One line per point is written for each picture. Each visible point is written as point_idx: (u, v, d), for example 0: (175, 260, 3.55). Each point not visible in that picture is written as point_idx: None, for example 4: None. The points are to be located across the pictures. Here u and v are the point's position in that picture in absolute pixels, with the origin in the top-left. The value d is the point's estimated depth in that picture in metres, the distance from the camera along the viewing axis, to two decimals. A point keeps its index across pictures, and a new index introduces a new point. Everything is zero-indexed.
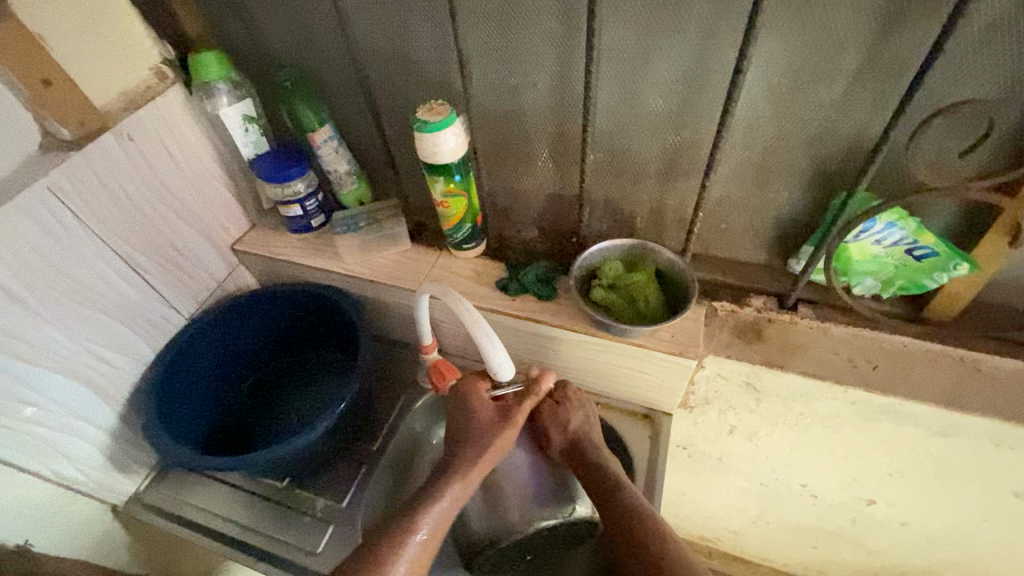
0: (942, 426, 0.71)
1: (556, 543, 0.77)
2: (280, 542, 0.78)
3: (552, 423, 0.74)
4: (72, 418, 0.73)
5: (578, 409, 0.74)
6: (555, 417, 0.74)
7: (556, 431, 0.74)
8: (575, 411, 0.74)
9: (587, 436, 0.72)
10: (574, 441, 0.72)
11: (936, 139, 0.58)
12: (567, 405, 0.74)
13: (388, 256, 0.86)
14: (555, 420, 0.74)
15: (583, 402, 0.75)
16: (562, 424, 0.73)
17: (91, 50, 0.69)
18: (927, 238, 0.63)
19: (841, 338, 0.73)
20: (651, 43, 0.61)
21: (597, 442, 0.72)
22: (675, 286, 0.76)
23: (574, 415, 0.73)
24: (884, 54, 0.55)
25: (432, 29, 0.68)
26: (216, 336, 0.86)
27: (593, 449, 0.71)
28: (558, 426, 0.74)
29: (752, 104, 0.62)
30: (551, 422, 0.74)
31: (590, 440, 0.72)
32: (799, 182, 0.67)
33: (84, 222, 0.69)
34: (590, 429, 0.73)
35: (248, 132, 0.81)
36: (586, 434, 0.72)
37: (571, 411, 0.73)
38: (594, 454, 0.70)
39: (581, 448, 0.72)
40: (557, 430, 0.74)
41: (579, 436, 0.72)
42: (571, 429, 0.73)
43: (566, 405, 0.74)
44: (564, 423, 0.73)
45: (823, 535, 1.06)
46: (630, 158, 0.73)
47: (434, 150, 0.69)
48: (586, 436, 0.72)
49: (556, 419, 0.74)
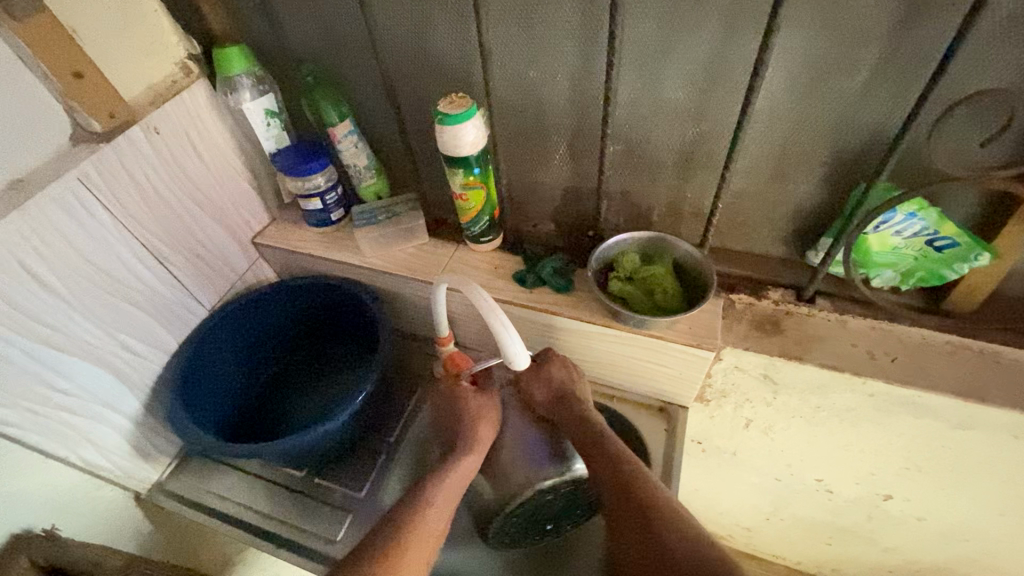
0: (962, 419, 0.70)
1: (569, 512, 0.77)
2: (299, 529, 0.79)
3: (533, 385, 0.76)
4: (98, 405, 0.74)
5: (559, 367, 0.75)
6: (538, 378, 0.76)
7: (539, 390, 0.76)
8: (556, 369, 0.75)
9: (569, 391, 0.74)
10: (557, 398, 0.74)
11: (957, 130, 0.58)
12: (548, 364, 0.76)
13: (407, 249, 0.87)
14: (539, 379, 0.76)
15: (565, 362, 0.76)
16: (545, 385, 0.75)
17: (120, 45, 0.71)
18: (948, 229, 0.63)
19: (860, 331, 0.73)
20: (672, 35, 0.62)
21: (582, 398, 0.74)
22: (693, 278, 0.77)
23: (555, 373, 0.75)
24: (905, 45, 0.55)
25: (454, 23, 0.69)
26: (237, 327, 0.87)
27: (577, 404, 0.73)
28: (540, 386, 0.75)
29: (772, 96, 0.63)
30: (533, 382, 0.76)
31: (573, 395, 0.74)
32: (818, 174, 0.68)
33: (112, 213, 0.70)
34: (573, 385, 0.75)
35: (270, 127, 0.83)
36: (569, 391, 0.74)
37: (552, 371, 0.75)
38: (576, 408, 0.72)
39: (564, 404, 0.73)
40: (540, 390, 0.75)
41: (563, 393, 0.74)
42: (555, 386, 0.75)
43: (548, 366, 0.75)
44: (547, 382, 0.75)
45: (837, 531, 1.06)
46: (649, 151, 0.73)
47: (455, 141, 0.70)
48: (570, 392, 0.74)
49: (539, 380, 0.75)
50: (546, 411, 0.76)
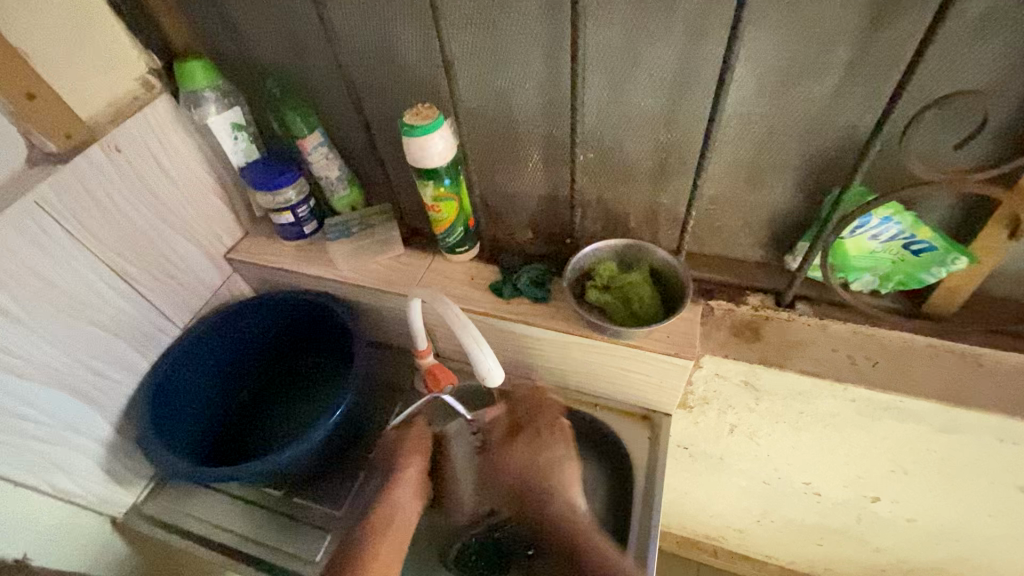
0: (944, 423, 0.70)
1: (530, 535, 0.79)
2: (279, 550, 0.78)
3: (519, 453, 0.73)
4: (68, 432, 0.73)
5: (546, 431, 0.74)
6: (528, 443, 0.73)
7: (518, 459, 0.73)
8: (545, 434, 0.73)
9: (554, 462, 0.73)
10: (538, 470, 0.72)
11: (930, 133, 0.57)
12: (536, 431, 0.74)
13: (382, 262, 0.86)
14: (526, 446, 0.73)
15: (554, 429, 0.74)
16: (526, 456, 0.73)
17: (76, 62, 0.69)
18: (924, 233, 0.62)
19: (840, 335, 0.72)
20: (639, 41, 0.60)
21: (564, 471, 0.72)
22: (671, 286, 0.75)
23: (542, 441, 0.73)
24: (875, 48, 0.54)
25: (418, 33, 0.68)
26: (212, 346, 0.85)
27: (557, 478, 0.72)
28: (524, 455, 0.73)
29: (743, 100, 0.61)
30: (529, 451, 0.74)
31: (556, 470, 0.72)
32: (793, 178, 0.66)
33: (75, 237, 0.69)
34: (559, 458, 0.72)
35: (237, 140, 0.81)
36: (552, 463, 0.72)
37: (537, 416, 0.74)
38: (555, 484, 0.72)
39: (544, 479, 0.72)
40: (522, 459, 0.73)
41: (547, 468, 0.72)
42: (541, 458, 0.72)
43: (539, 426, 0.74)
44: (535, 451, 0.73)
45: (827, 532, 1.06)
46: (622, 157, 0.72)
47: (423, 153, 0.69)
48: (556, 467, 0.72)
49: (524, 448, 0.73)
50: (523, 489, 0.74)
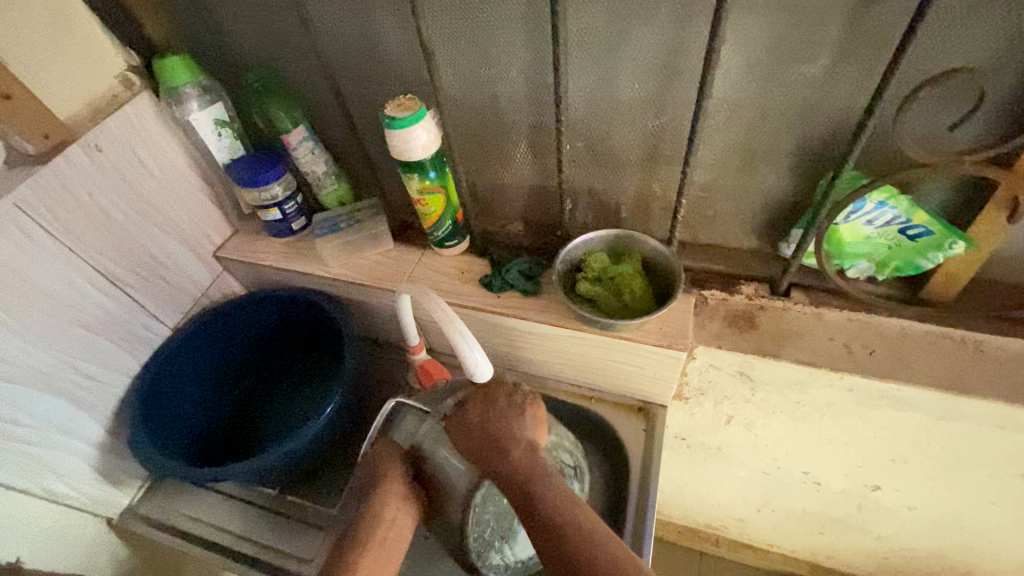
0: (944, 411, 0.68)
1: None
2: (273, 548, 0.78)
3: (455, 435, 0.64)
4: (59, 434, 0.73)
5: (482, 407, 0.64)
6: (458, 418, 0.65)
7: (462, 442, 0.63)
8: (475, 410, 0.64)
9: (501, 429, 0.62)
10: (482, 444, 0.61)
11: (926, 112, 0.54)
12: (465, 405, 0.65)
13: (371, 257, 0.85)
14: (459, 426, 0.64)
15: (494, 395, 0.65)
16: (471, 428, 0.63)
17: (51, 61, 0.67)
18: (920, 217, 0.60)
19: (837, 324, 0.70)
20: (622, 25, 0.59)
21: (515, 436, 0.61)
22: (663, 276, 0.74)
23: (477, 414, 0.63)
24: (866, 26, 0.52)
25: (398, 21, 0.66)
26: (202, 345, 0.85)
27: (504, 447, 0.60)
28: (462, 435, 0.64)
29: (731, 83, 0.59)
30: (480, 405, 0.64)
31: (504, 440, 0.61)
32: (786, 163, 0.65)
33: (57, 238, 0.68)
34: (506, 425, 0.62)
35: (222, 137, 0.80)
36: (494, 432, 0.61)
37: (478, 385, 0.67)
38: (501, 451, 0.60)
39: (489, 448, 0.61)
40: (460, 439, 0.64)
41: (489, 440, 0.61)
42: (475, 435, 0.62)
43: (471, 409, 0.64)
44: (470, 425, 0.63)
45: (828, 521, 1.05)
46: (610, 145, 0.70)
47: (406, 146, 0.67)
48: (498, 434, 0.61)
49: (462, 426, 0.64)
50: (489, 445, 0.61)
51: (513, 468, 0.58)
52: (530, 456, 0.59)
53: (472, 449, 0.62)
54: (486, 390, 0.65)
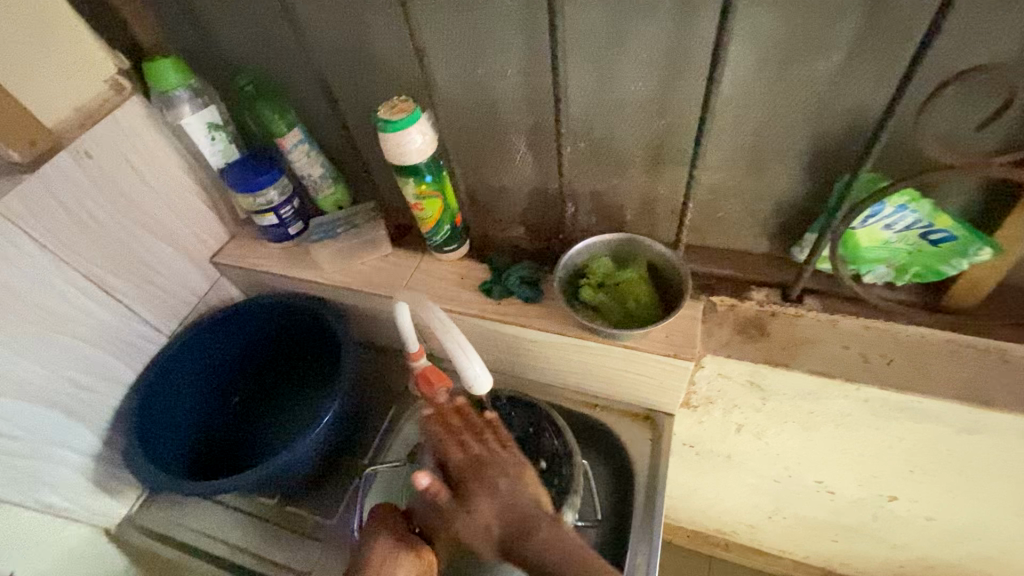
0: (966, 424, 0.65)
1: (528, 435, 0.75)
2: (271, 561, 0.77)
3: (469, 532, 0.60)
4: (52, 446, 0.72)
5: (487, 493, 0.60)
6: (467, 513, 0.60)
7: (480, 539, 0.60)
8: (482, 499, 0.60)
9: (518, 509, 0.59)
10: (506, 531, 0.59)
11: (950, 111, 0.51)
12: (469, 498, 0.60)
13: (368, 262, 0.83)
14: (472, 522, 0.60)
15: (493, 466, 0.62)
16: (484, 510, 0.60)
17: (37, 66, 0.66)
18: (943, 221, 0.57)
19: (852, 331, 0.67)
20: (623, 21, 0.55)
21: (533, 510, 0.59)
22: (669, 282, 0.71)
23: (488, 504, 0.60)
24: (885, 19, 0.48)
25: (390, 20, 0.63)
26: (199, 353, 0.83)
27: (530, 533, 0.57)
28: (478, 529, 0.60)
29: (740, 82, 0.56)
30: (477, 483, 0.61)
31: (526, 521, 0.58)
32: (799, 164, 0.61)
33: (46, 248, 0.66)
34: (520, 499, 0.60)
35: (214, 141, 0.78)
36: (514, 514, 0.59)
37: (465, 462, 0.63)
38: (530, 540, 0.57)
39: (515, 538, 0.58)
40: (476, 536, 0.60)
41: (511, 527, 0.58)
42: (495, 526, 0.59)
43: (479, 498, 0.60)
44: (483, 516, 0.60)
45: (842, 529, 1.02)
46: (613, 146, 0.67)
47: (400, 150, 0.65)
48: (518, 516, 0.59)
49: (472, 517, 0.60)
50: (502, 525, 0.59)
51: (546, 556, 0.56)
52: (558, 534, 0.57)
53: (494, 542, 0.59)
54: (479, 466, 0.62)
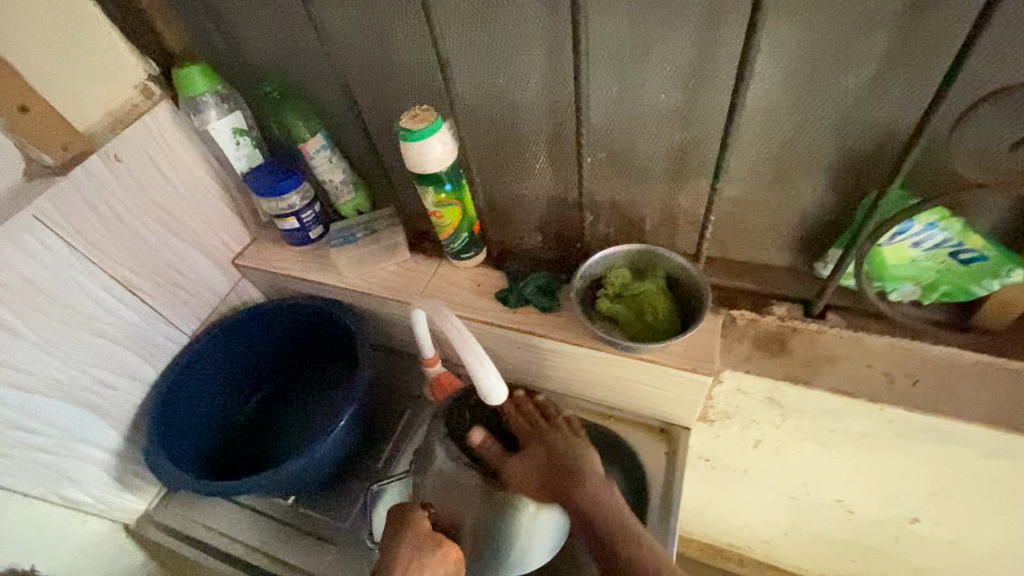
0: (994, 448, 0.63)
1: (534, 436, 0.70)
2: (284, 561, 0.78)
3: (521, 478, 0.64)
4: (76, 442, 0.74)
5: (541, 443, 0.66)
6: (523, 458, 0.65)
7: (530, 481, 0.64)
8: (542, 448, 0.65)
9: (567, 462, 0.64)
10: (553, 482, 0.63)
11: (983, 129, 0.50)
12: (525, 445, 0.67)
13: (387, 268, 0.83)
14: (528, 464, 0.65)
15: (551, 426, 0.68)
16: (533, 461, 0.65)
17: (73, 73, 0.68)
18: (974, 241, 0.56)
19: (877, 349, 0.66)
20: (646, 34, 0.55)
21: (584, 465, 0.63)
22: (689, 295, 0.70)
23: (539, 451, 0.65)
24: (918, 35, 0.47)
25: (413, 29, 0.64)
26: (218, 354, 0.85)
27: (580, 484, 0.62)
28: (530, 475, 0.64)
29: (766, 95, 0.55)
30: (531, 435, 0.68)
31: (573, 474, 0.63)
32: (824, 179, 0.60)
33: (75, 249, 0.68)
34: (565, 455, 0.64)
35: (240, 146, 0.79)
36: (562, 466, 0.64)
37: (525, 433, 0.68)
38: (581, 492, 0.61)
39: (563, 488, 0.62)
40: (527, 480, 0.64)
41: (561, 473, 0.63)
42: (547, 475, 0.64)
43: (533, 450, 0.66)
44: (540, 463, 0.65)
45: (861, 549, 0.99)
46: (634, 157, 0.67)
47: (421, 159, 0.65)
48: (566, 464, 0.64)
49: (523, 463, 0.65)
50: (551, 478, 0.63)
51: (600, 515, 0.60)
52: (606, 489, 0.61)
53: (543, 487, 0.63)
54: (539, 429, 0.68)
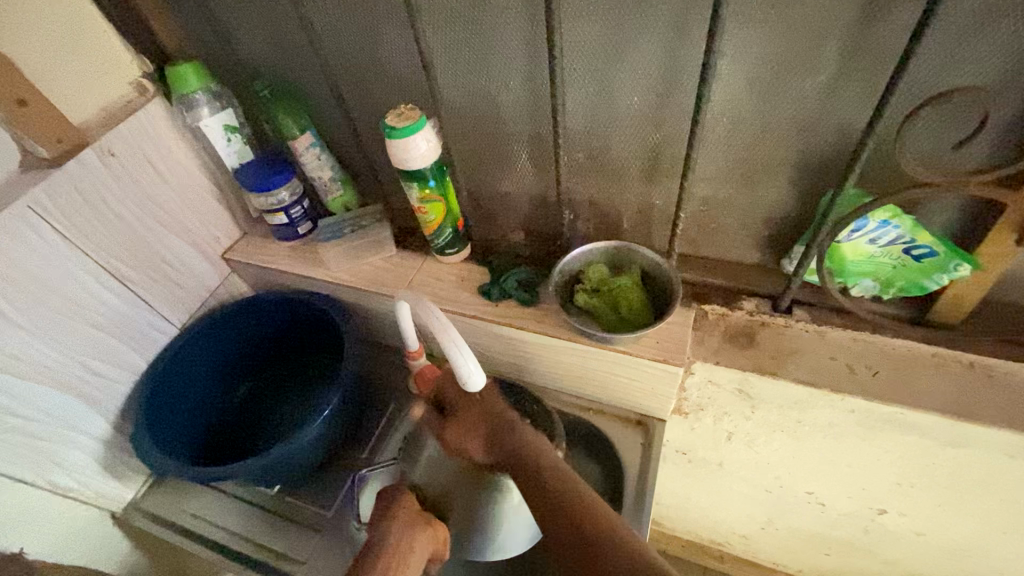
0: (950, 436, 0.66)
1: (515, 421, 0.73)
2: (269, 548, 0.79)
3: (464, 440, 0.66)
4: (65, 428, 0.75)
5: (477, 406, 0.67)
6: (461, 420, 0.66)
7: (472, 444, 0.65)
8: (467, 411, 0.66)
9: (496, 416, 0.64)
10: (490, 435, 0.64)
11: (929, 131, 0.53)
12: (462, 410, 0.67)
13: (374, 263, 0.86)
14: (465, 427, 0.66)
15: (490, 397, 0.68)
16: (477, 427, 0.65)
17: (69, 69, 0.70)
18: (925, 238, 0.59)
19: (840, 342, 0.69)
20: (618, 39, 0.58)
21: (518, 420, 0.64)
22: (662, 289, 0.73)
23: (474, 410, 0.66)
24: (868, 43, 0.51)
25: (399, 31, 0.67)
26: (206, 346, 0.87)
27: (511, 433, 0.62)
28: (469, 433, 0.65)
29: (730, 98, 0.58)
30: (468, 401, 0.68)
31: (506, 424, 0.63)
32: (787, 179, 0.64)
33: (68, 239, 0.70)
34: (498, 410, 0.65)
35: (231, 142, 0.81)
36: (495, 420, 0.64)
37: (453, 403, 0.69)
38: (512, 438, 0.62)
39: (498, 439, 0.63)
40: (468, 440, 0.65)
41: (495, 427, 0.64)
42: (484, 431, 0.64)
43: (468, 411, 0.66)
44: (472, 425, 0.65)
45: (834, 542, 1.02)
46: (610, 156, 0.70)
47: (405, 155, 0.68)
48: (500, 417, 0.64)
49: (463, 424, 0.66)
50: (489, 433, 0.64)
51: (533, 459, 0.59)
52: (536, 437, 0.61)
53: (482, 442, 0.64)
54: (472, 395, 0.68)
